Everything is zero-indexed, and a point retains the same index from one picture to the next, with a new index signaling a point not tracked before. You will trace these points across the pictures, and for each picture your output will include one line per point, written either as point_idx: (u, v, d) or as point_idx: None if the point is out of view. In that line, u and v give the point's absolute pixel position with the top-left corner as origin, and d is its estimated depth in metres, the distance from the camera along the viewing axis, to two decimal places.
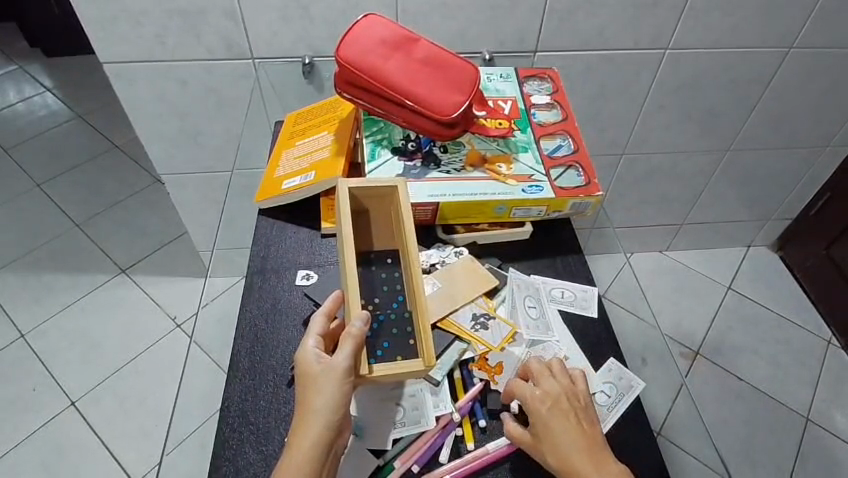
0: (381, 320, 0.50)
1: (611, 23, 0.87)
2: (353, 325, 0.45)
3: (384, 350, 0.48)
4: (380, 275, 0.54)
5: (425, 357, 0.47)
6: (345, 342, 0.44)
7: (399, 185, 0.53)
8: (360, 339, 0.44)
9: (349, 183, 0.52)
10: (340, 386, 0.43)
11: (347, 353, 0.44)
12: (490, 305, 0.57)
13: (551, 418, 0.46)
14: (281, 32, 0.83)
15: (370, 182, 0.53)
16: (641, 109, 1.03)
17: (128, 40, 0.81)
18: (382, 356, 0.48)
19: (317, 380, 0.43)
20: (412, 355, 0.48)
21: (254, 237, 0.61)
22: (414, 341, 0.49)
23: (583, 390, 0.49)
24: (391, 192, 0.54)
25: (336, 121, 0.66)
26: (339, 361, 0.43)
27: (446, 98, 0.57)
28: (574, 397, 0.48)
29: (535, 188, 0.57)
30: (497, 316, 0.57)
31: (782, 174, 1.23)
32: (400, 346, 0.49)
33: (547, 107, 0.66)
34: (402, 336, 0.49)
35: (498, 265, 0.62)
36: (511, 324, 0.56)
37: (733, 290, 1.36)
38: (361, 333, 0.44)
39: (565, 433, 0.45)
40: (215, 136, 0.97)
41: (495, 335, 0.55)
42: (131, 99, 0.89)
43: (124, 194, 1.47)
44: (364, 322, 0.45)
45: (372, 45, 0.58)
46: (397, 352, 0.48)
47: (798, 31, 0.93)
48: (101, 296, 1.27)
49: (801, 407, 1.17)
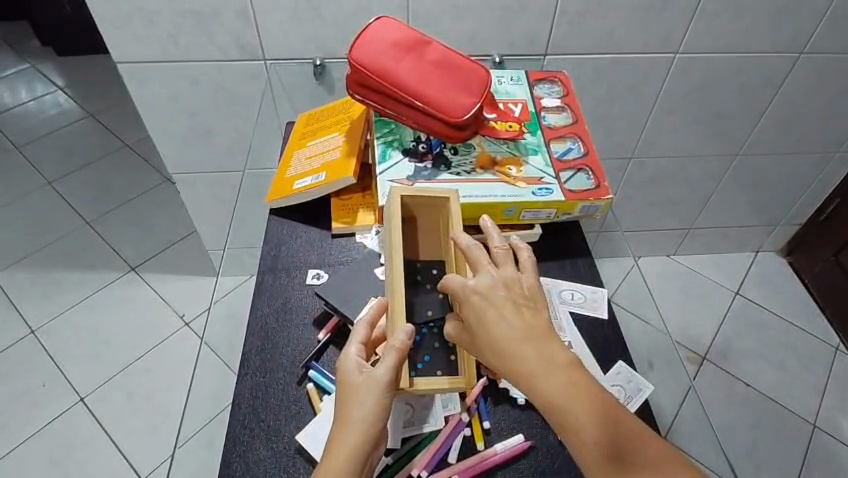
0: (423, 334, 0.51)
1: (621, 26, 0.87)
2: (397, 336, 0.45)
3: (424, 363, 0.49)
4: (424, 285, 0.54)
5: (467, 374, 0.48)
6: (388, 354, 0.44)
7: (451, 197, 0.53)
8: (402, 351, 0.44)
9: (401, 191, 0.53)
10: (379, 398, 0.43)
11: (389, 365, 0.44)
12: None
13: (496, 320, 0.42)
14: (291, 33, 0.84)
15: (422, 191, 0.53)
16: (649, 113, 1.03)
17: (142, 40, 0.82)
18: (422, 369, 0.48)
19: (358, 389, 0.44)
20: (451, 372, 0.49)
21: (264, 235, 0.61)
22: (454, 357, 0.49)
23: (493, 315, 0.42)
24: (441, 203, 0.54)
25: (347, 122, 0.66)
26: (381, 373, 0.44)
27: (457, 100, 0.57)
28: (514, 288, 0.44)
29: (545, 191, 0.57)
30: None
31: (791, 180, 1.22)
32: (442, 361, 0.49)
33: (557, 110, 0.66)
34: (443, 350, 0.50)
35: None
36: None
37: (741, 295, 1.35)
38: (404, 346, 0.45)
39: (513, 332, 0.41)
40: (226, 136, 0.98)
41: None
42: (143, 98, 0.90)
43: (134, 193, 1.48)
44: (407, 335, 0.45)
45: (384, 47, 0.58)
46: (438, 367, 0.49)
47: (808, 37, 0.93)
48: (109, 294, 1.28)
49: (808, 414, 1.16)
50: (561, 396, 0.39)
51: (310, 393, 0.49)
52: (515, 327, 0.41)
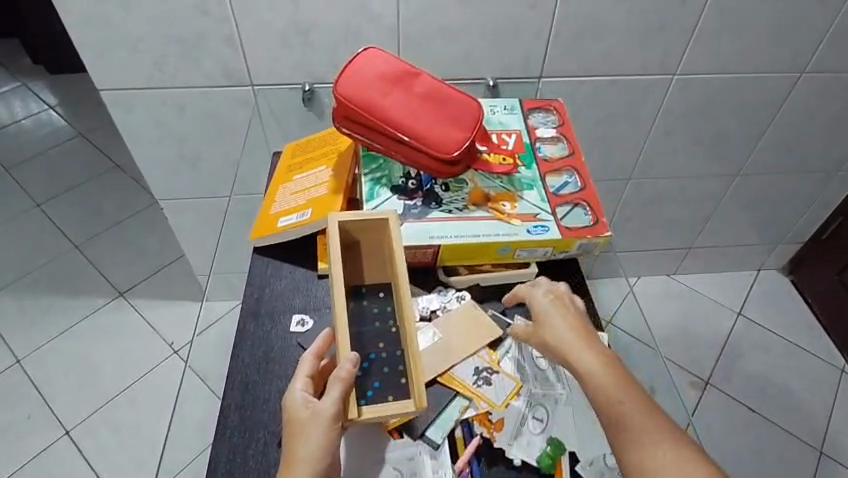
0: (371, 360, 0.49)
1: (618, 47, 0.85)
2: (342, 366, 0.44)
3: (374, 390, 0.47)
4: (371, 309, 0.52)
5: (415, 397, 0.46)
6: (333, 385, 0.43)
7: (390, 218, 0.52)
8: (349, 382, 0.43)
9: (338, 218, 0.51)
10: (327, 431, 0.42)
11: (336, 397, 0.43)
12: (493, 358, 0.55)
13: (552, 330, 0.50)
14: (279, 59, 0.81)
15: (361, 215, 0.52)
16: (647, 134, 1.00)
17: (126, 67, 0.80)
18: (372, 396, 0.47)
19: (303, 425, 0.42)
20: (403, 395, 0.47)
21: (247, 276, 0.58)
22: (405, 380, 0.48)
23: (549, 326, 0.50)
24: (381, 225, 0.53)
25: (335, 154, 0.64)
26: (326, 405, 0.43)
27: (447, 135, 0.55)
28: (572, 312, 0.51)
29: (540, 228, 0.55)
30: (501, 370, 0.54)
31: (793, 198, 1.20)
32: (392, 386, 0.48)
33: (553, 140, 0.63)
34: (393, 375, 0.48)
35: (502, 310, 0.59)
36: (516, 379, 0.53)
37: (744, 315, 1.33)
38: (349, 376, 0.43)
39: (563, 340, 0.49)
40: (214, 162, 0.95)
41: (499, 391, 0.52)
42: (128, 124, 0.88)
43: (124, 215, 1.45)
44: (352, 364, 0.44)
45: (370, 80, 0.56)
46: (388, 392, 0.47)
47: (809, 56, 0.91)
48: (97, 321, 1.25)
49: (815, 440, 1.13)
50: (595, 373, 0.46)
51: None
52: (568, 336, 0.49)
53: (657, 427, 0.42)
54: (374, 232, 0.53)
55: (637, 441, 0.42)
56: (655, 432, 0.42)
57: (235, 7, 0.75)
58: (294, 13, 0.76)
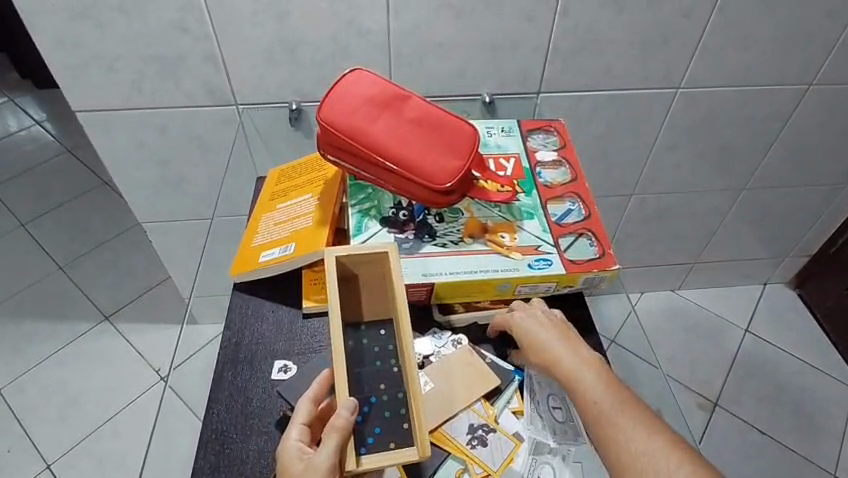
0: (372, 403, 0.44)
1: (621, 61, 0.82)
2: (339, 415, 0.40)
3: (375, 437, 0.42)
4: (371, 348, 0.47)
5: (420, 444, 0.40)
6: (329, 435, 0.39)
7: (389, 253, 0.46)
8: (347, 431, 0.39)
9: (332, 252, 0.46)
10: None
11: (331, 449, 0.39)
12: (490, 413, 0.50)
13: (538, 350, 0.48)
14: (264, 76, 0.77)
15: (356, 249, 0.46)
16: (650, 149, 0.97)
17: (103, 88, 0.76)
18: (372, 444, 0.42)
19: None
20: (406, 442, 0.42)
21: (226, 316, 0.53)
22: (409, 425, 0.43)
23: (535, 344, 0.49)
24: (380, 258, 0.47)
25: (321, 181, 0.60)
26: (322, 458, 0.39)
27: (440, 163, 0.51)
28: (556, 324, 0.50)
29: (543, 262, 0.51)
30: (498, 429, 0.49)
31: (800, 212, 1.16)
32: (395, 432, 0.42)
33: (554, 165, 0.59)
34: (395, 419, 0.43)
35: (500, 356, 0.54)
36: (514, 439, 0.49)
37: (751, 332, 1.29)
38: (347, 424, 0.39)
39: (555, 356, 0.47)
40: (198, 184, 0.91)
41: (495, 454, 0.48)
42: (107, 146, 0.84)
43: (110, 234, 1.41)
44: (350, 411, 0.40)
45: (356, 105, 0.52)
46: (390, 439, 0.42)
47: (818, 68, 0.87)
48: (81, 346, 1.20)
49: (828, 464, 1.09)
50: (587, 385, 0.44)
51: None
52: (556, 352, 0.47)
53: (648, 433, 0.41)
54: (374, 266, 0.47)
55: (630, 449, 0.40)
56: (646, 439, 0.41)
57: (217, 24, 0.71)
58: (279, 30, 0.72)
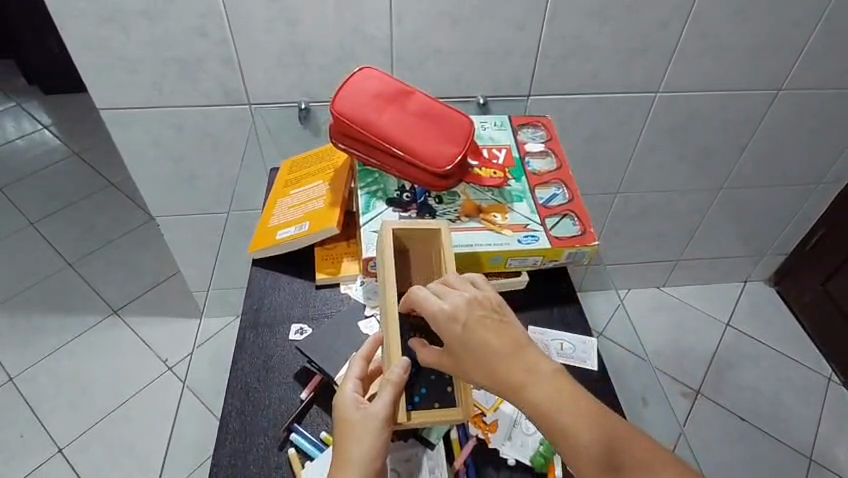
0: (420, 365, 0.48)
1: (603, 67, 0.89)
2: (394, 371, 0.45)
3: (422, 396, 0.46)
4: None
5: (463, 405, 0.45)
6: (384, 389, 0.44)
7: (442, 230, 0.53)
8: (400, 385, 0.44)
9: (392, 225, 0.52)
10: (379, 433, 0.44)
11: (386, 400, 0.44)
12: None
13: (467, 337, 0.42)
14: (276, 78, 0.84)
15: (412, 223, 0.53)
16: (633, 150, 1.04)
17: (125, 87, 0.82)
18: (419, 401, 0.46)
19: (356, 427, 0.44)
20: (450, 403, 0.46)
21: (246, 287, 0.59)
22: (452, 388, 0.47)
23: (465, 332, 0.42)
24: (431, 234, 0.53)
25: (331, 170, 0.66)
26: (378, 408, 0.44)
27: (440, 149, 0.57)
28: (480, 304, 0.44)
29: (531, 238, 0.57)
30: None
31: (775, 212, 1.24)
32: (440, 393, 0.47)
33: (541, 155, 0.66)
34: (440, 382, 0.47)
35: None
36: None
37: (732, 326, 1.35)
38: (400, 379, 0.44)
39: (490, 341, 0.41)
40: (211, 180, 0.97)
41: (488, 396, 0.54)
42: (127, 143, 0.90)
43: (117, 233, 1.46)
44: (403, 369, 0.45)
45: (366, 99, 0.58)
46: (435, 399, 0.46)
47: (785, 75, 0.95)
48: (90, 338, 1.25)
49: (805, 448, 1.16)
50: (533, 387, 0.39)
51: (291, 457, 0.47)
52: (494, 341, 0.41)
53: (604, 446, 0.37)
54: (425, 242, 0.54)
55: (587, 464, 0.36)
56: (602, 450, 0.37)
57: (234, 30, 0.77)
58: (290, 36, 0.79)
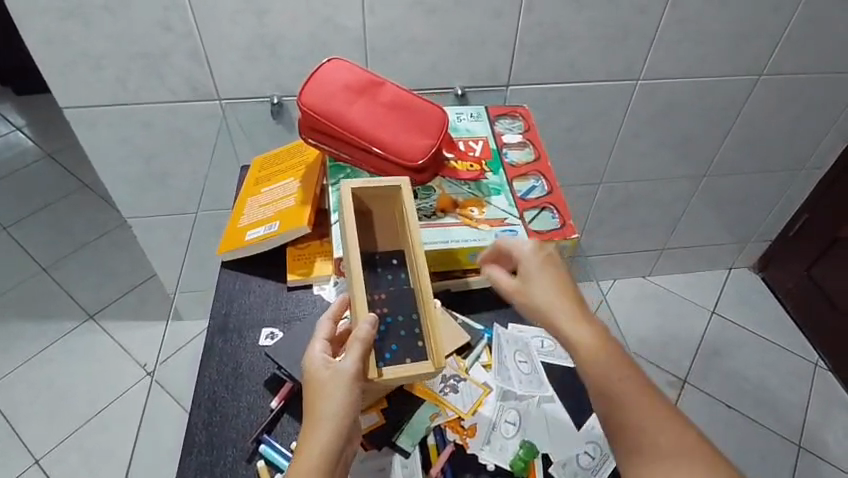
0: (388, 324, 0.48)
1: (583, 55, 0.87)
2: (361, 328, 0.44)
3: (392, 353, 0.46)
4: (385, 276, 0.51)
5: (434, 358, 0.45)
6: (352, 346, 0.43)
7: (403, 186, 0.51)
8: (368, 341, 0.43)
9: (350, 185, 0.51)
10: (349, 390, 0.42)
11: (355, 356, 0.43)
12: (462, 365, 0.55)
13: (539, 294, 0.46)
14: (246, 72, 0.81)
15: (372, 182, 0.51)
16: (615, 138, 1.02)
17: (88, 84, 0.79)
18: (390, 358, 0.46)
19: (325, 385, 0.42)
20: (421, 357, 0.46)
21: (215, 291, 0.57)
22: (422, 343, 0.47)
23: (536, 290, 0.47)
24: (395, 193, 0.52)
25: (303, 166, 0.63)
26: (347, 364, 0.42)
27: (413, 142, 0.55)
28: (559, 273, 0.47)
29: (509, 233, 0.55)
30: (468, 378, 0.54)
31: (758, 198, 1.23)
32: (410, 349, 0.47)
33: (519, 146, 0.64)
34: (409, 338, 0.47)
35: (469, 316, 0.59)
36: (482, 386, 0.54)
37: (718, 314, 1.35)
38: (368, 335, 0.43)
39: (555, 304, 0.45)
40: (183, 178, 0.94)
41: (465, 399, 0.53)
42: (93, 143, 0.86)
43: (93, 236, 1.42)
44: (371, 325, 0.44)
45: (335, 90, 0.56)
46: (406, 355, 0.46)
47: (766, 60, 0.94)
48: (66, 345, 1.21)
49: (792, 434, 1.16)
50: (585, 345, 0.43)
51: (260, 470, 0.45)
52: (559, 301, 0.45)
53: (665, 410, 0.39)
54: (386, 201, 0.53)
55: (646, 430, 0.39)
56: (659, 427, 0.39)
57: (199, 22, 0.74)
58: (259, 28, 0.76)
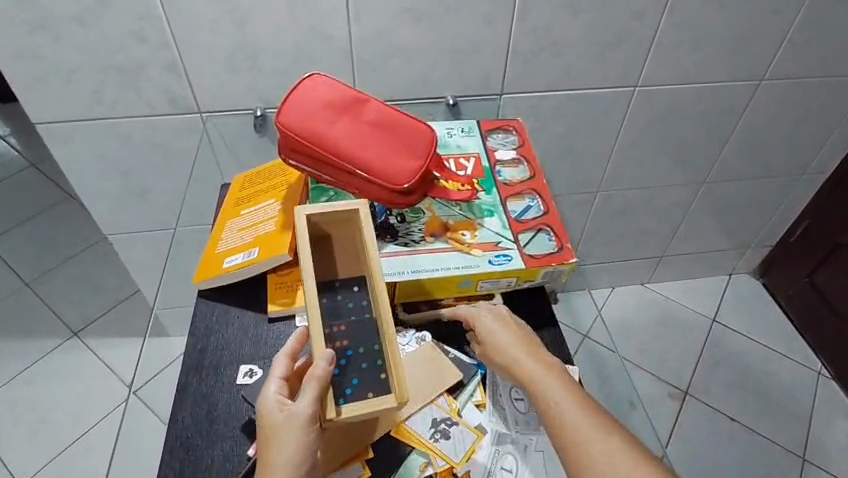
0: (349, 356, 0.44)
1: (578, 61, 0.84)
2: (317, 365, 0.40)
3: (353, 388, 0.42)
4: (346, 304, 0.47)
5: (398, 391, 0.41)
6: (307, 387, 0.40)
7: (361, 210, 0.47)
8: (325, 381, 0.40)
9: (305, 211, 0.47)
10: (305, 434, 0.40)
11: (310, 398, 0.40)
12: (453, 406, 0.52)
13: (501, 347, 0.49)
14: (227, 84, 0.77)
15: (328, 207, 0.48)
16: (613, 146, 0.99)
17: (61, 99, 0.75)
18: (351, 394, 0.42)
19: (279, 430, 0.40)
20: (384, 391, 0.42)
21: (191, 323, 0.54)
22: (386, 375, 0.43)
23: (499, 342, 0.49)
24: (352, 218, 0.49)
25: (284, 187, 0.60)
26: (301, 407, 0.40)
27: (399, 164, 0.52)
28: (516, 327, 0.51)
29: (503, 258, 0.52)
30: (461, 421, 0.51)
31: (759, 204, 1.20)
32: (373, 382, 0.42)
33: (513, 163, 0.60)
34: (372, 370, 0.43)
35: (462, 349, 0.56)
36: (476, 430, 0.50)
37: (718, 321, 1.32)
38: (326, 374, 0.40)
39: (516, 354, 0.48)
40: (164, 193, 0.90)
41: (457, 446, 0.49)
42: (69, 159, 0.83)
43: (77, 249, 1.38)
44: (328, 361, 0.40)
45: (316, 109, 0.53)
46: (368, 388, 0.42)
47: (768, 64, 0.91)
48: (49, 364, 1.17)
49: (796, 446, 1.13)
50: (547, 388, 0.45)
51: None
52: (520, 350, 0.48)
53: (622, 442, 0.41)
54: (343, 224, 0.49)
55: (599, 453, 0.41)
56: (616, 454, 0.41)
57: (176, 33, 0.71)
58: (239, 38, 0.72)
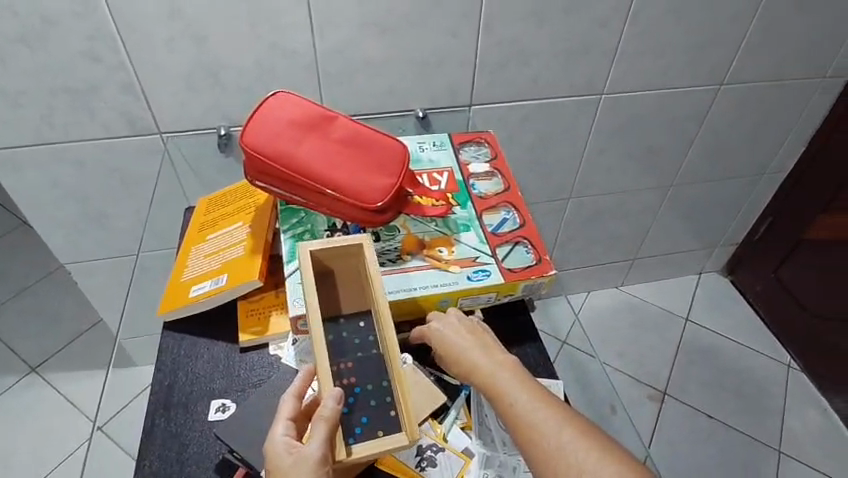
0: (356, 394, 0.43)
1: (545, 70, 0.84)
2: (325, 405, 0.39)
3: (363, 427, 0.41)
4: (351, 340, 0.46)
5: (407, 429, 0.40)
6: (315, 429, 0.39)
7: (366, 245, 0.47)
8: (333, 421, 0.39)
9: (309, 247, 0.46)
10: None
11: (319, 439, 0.39)
12: (439, 432, 0.51)
13: (462, 353, 0.47)
14: (188, 103, 0.74)
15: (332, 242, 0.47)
16: (582, 153, 1.00)
17: (9, 124, 0.71)
18: (361, 434, 0.41)
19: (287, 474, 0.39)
20: (394, 429, 0.41)
21: (157, 359, 0.51)
22: (395, 412, 0.42)
23: (458, 349, 0.47)
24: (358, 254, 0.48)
25: (252, 209, 0.58)
26: (310, 450, 0.39)
27: (371, 182, 0.50)
28: (476, 331, 0.49)
29: (482, 273, 0.51)
30: (447, 448, 0.50)
31: (724, 204, 1.23)
32: (382, 420, 0.42)
33: (487, 175, 0.60)
34: (381, 408, 0.42)
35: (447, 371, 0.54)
36: (464, 456, 0.49)
37: (691, 321, 1.34)
38: (334, 414, 0.39)
39: (476, 359, 0.46)
40: (125, 218, 0.86)
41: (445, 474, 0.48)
42: (21, 187, 0.78)
43: (34, 278, 1.31)
44: (336, 400, 0.39)
45: (282, 129, 0.51)
46: (378, 427, 0.41)
47: (727, 69, 0.93)
48: (6, 403, 1.10)
49: (773, 440, 1.15)
50: (511, 391, 0.43)
51: None
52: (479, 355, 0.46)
53: (593, 438, 0.40)
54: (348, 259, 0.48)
55: (571, 453, 0.39)
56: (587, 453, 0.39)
57: (131, 52, 0.68)
58: (199, 55, 0.70)
